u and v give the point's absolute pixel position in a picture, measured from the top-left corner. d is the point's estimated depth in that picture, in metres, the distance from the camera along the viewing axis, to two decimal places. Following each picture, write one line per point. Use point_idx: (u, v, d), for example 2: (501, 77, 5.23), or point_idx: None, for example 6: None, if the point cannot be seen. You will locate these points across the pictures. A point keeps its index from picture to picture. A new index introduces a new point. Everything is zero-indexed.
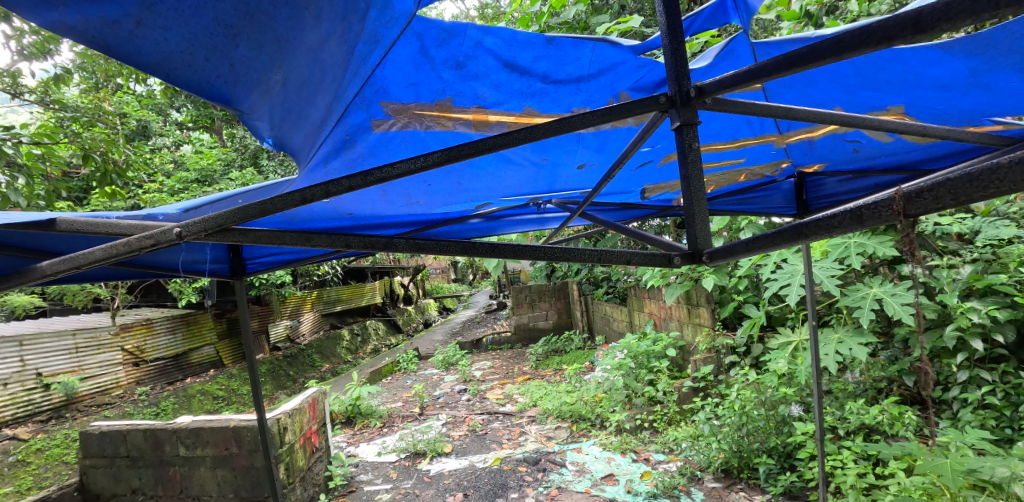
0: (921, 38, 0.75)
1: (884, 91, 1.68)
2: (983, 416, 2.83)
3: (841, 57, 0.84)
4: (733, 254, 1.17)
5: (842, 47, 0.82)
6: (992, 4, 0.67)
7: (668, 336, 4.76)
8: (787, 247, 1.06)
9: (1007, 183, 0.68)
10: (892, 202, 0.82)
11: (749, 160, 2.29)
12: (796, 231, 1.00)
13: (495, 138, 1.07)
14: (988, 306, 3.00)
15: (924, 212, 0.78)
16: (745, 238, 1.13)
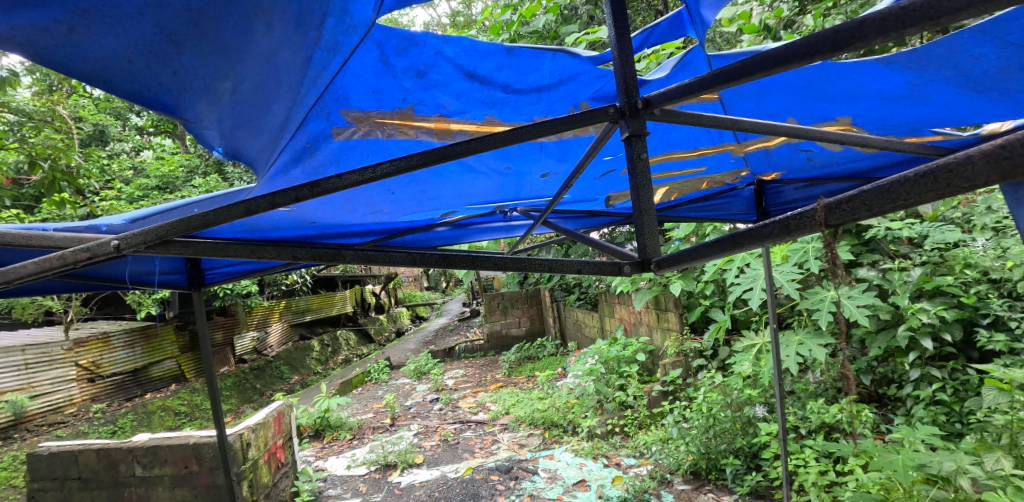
0: (839, 53, 0.79)
1: (832, 103, 1.76)
2: (934, 412, 2.96)
3: (771, 72, 0.88)
4: (679, 263, 1.18)
5: (771, 64, 0.87)
6: (900, 24, 0.72)
7: (638, 341, 4.83)
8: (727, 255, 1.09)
9: (916, 194, 0.71)
10: (813, 212, 0.86)
11: (710, 169, 2.36)
12: (733, 241, 1.03)
13: (445, 148, 1.06)
14: (937, 307, 3.14)
15: (839, 224, 0.82)
16: (688, 249, 1.14)
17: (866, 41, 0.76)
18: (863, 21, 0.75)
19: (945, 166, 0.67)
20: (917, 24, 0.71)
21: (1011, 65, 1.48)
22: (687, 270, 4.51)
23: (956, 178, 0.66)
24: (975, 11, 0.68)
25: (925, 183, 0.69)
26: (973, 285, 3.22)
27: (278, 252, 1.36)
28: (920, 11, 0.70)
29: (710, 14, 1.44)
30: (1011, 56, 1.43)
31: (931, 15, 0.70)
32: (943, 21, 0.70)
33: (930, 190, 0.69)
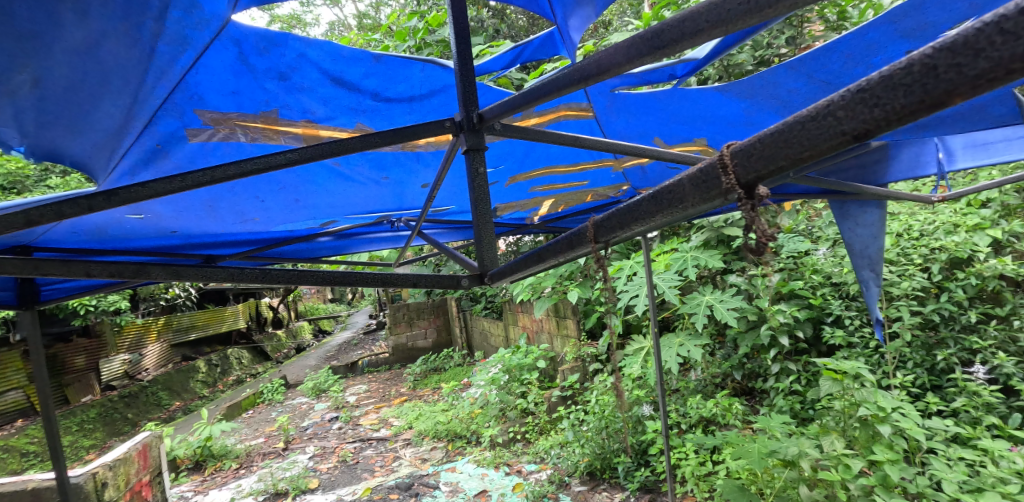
0: (603, 77, 0.89)
1: (688, 125, 1.93)
2: (792, 402, 3.33)
3: (562, 92, 0.97)
4: (506, 275, 1.28)
5: (560, 85, 0.96)
6: (638, 53, 0.81)
7: (539, 348, 4.96)
8: (539, 267, 1.18)
9: (647, 214, 0.78)
10: (588, 230, 0.95)
11: (592, 182, 2.49)
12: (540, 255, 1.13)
13: (268, 158, 0.97)
14: (791, 308, 3.56)
15: (609, 241, 0.92)
16: (512, 262, 1.24)
17: (619, 67, 0.85)
18: (615, 49, 0.84)
19: (669, 189, 0.72)
20: (651, 51, 0.80)
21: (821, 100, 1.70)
22: (584, 278, 4.74)
23: (668, 201, 0.73)
24: (692, 41, 0.76)
25: (653, 206, 0.75)
26: (819, 288, 3.71)
27: (69, 270, 1.26)
28: (649, 40, 0.78)
29: (575, 35, 1.51)
30: (818, 91, 1.61)
31: (657, 46, 0.78)
32: (671, 49, 0.78)
33: (656, 210, 0.76)
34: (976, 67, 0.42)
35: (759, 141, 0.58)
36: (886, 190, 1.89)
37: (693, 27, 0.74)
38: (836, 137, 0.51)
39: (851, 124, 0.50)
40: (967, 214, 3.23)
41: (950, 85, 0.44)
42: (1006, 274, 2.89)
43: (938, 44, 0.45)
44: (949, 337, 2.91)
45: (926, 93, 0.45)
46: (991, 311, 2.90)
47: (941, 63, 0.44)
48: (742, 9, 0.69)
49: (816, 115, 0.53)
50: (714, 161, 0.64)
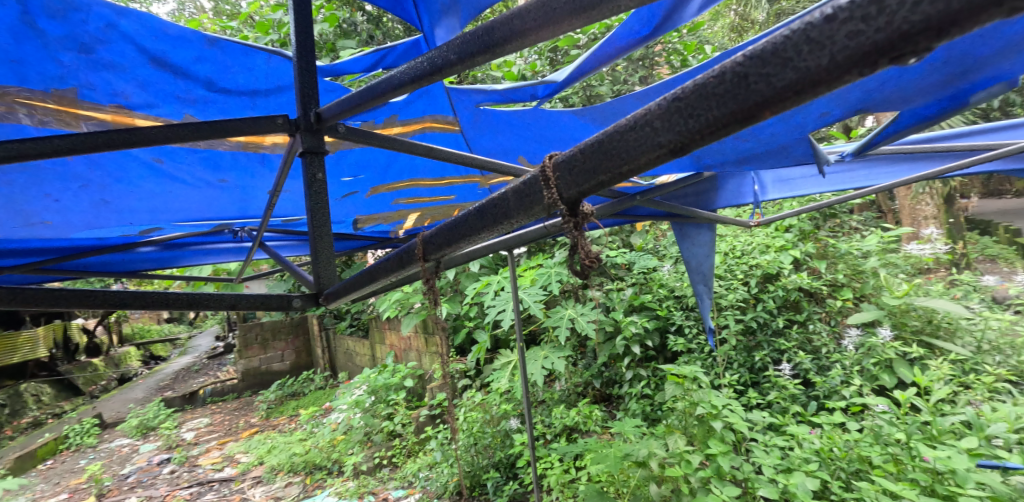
0: (437, 77, 0.87)
1: (550, 146, 1.98)
2: (643, 406, 3.61)
3: (396, 93, 0.94)
4: (340, 296, 1.17)
5: (394, 84, 0.93)
6: (470, 51, 0.80)
7: (407, 366, 4.82)
8: (370, 288, 1.10)
9: (478, 228, 0.75)
10: (416, 247, 0.93)
11: (459, 197, 2.50)
12: (371, 273, 1.06)
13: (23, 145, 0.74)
14: (642, 319, 3.93)
15: (439, 258, 0.90)
16: (344, 280, 1.14)
17: (451, 67, 0.84)
18: (448, 46, 0.82)
19: (496, 202, 0.71)
20: (483, 51, 0.80)
21: None
22: (453, 294, 4.74)
23: (496, 213, 0.71)
24: (519, 41, 0.77)
25: (482, 220, 0.74)
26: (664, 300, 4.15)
27: None
28: (480, 39, 0.78)
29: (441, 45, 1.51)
30: None
31: (487, 45, 0.79)
32: (501, 49, 0.79)
33: (486, 224, 0.74)
34: (780, 79, 0.39)
35: (579, 153, 0.57)
36: (716, 214, 2.15)
37: (520, 26, 0.74)
38: (654, 150, 0.49)
39: (667, 137, 0.48)
40: (775, 237, 3.86)
41: (759, 97, 0.40)
42: (803, 287, 3.50)
43: (745, 51, 0.41)
44: (764, 340, 3.43)
45: (737, 104, 0.41)
46: (792, 317, 3.47)
47: (752, 72, 0.40)
48: (563, 13, 0.71)
49: (635, 125, 0.51)
50: (538, 173, 0.63)
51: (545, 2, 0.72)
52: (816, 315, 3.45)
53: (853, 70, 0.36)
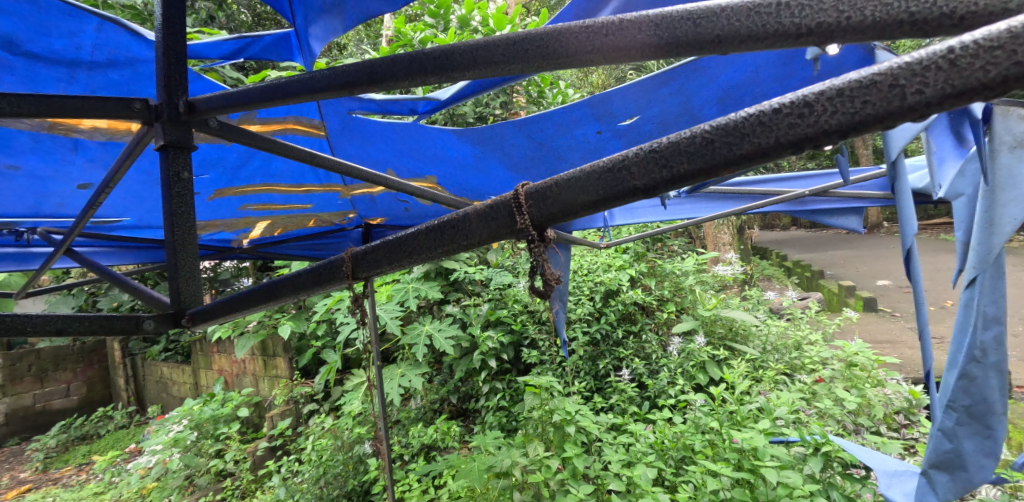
0: (374, 90, 0.72)
1: (423, 161, 1.88)
2: (500, 417, 3.70)
3: (314, 96, 0.79)
4: (213, 317, 1.00)
5: (313, 86, 0.77)
6: (422, 68, 0.67)
7: (241, 394, 4.30)
8: (265, 309, 0.98)
9: (426, 250, 0.72)
10: (345, 264, 0.84)
11: (316, 207, 2.38)
12: (271, 292, 0.94)
13: None
14: (497, 334, 4.04)
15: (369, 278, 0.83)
16: (224, 299, 0.98)
17: (396, 81, 0.70)
18: (393, 58, 0.69)
19: (453, 221, 0.68)
20: (434, 71, 0.67)
21: (536, 157, 1.79)
22: (298, 311, 4.37)
23: (450, 236, 0.69)
24: (481, 72, 0.65)
25: (433, 241, 0.71)
26: (519, 314, 4.30)
27: None
28: (434, 60, 0.66)
29: (317, 47, 1.40)
30: (535, 150, 1.72)
31: (443, 67, 0.66)
32: (456, 75, 0.66)
33: (438, 245, 0.71)
34: (740, 149, 0.45)
35: (552, 186, 0.57)
36: (573, 235, 2.33)
37: (485, 58, 0.63)
38: (625, 192, 0.52)
39: (641, 181, 0.51)
40: (615, 257, 4.34)
41: (723, 161, 0.46)
42: (636, 301, 3.97)
43: (713, 121, 0.47)
44: (606, 349, 3.81)
45: (706, 165, 0.47)
46: (629, 328, 3.91)
47: (717, 139, 0.46)
48: (532, 55, 0.60)
49: (611, 166, 0.53)
50: (506, 199, 0.62)
51: (514, 38, 0.61)
52: (647, 325, 3.93)
53: (791, 153, 0.44)
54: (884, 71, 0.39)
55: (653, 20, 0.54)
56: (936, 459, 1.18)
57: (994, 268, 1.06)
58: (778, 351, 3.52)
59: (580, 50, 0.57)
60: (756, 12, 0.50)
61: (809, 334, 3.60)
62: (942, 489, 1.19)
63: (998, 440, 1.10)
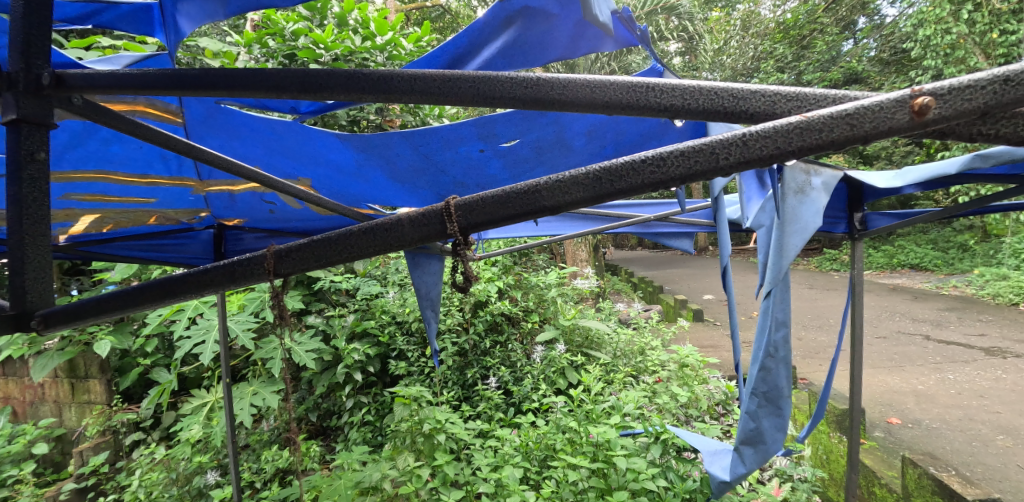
0: (307, 97, 0.81)
1: (298, 162, 1.79)
2: (364, 433, 3.58)
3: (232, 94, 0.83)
4: (82, 316, 0.98)
5: (234, 84, 0.82)
6: (359, 86, 0.79)
7: (37, 427, 3.57)
8: (154, 306, 1.01)
9: (353, 250, 0.85)
10: (265, 259, 0.90)
11: (161, 202, 2.12)
12: (163, 288, 0.98)
13: None
14: (364, 346, 3.90)
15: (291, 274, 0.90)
16: (100, 296, 0.99)
17: (331, 93, 0.80)
18: (331, 73, 0.79)
19: (387, 224, 0.82)
20: (374, 91, 0.80)
21: (418, 169, 1.82)
22: (122, 323, 3.75)
23: (379, 238, 0.83)
24: (417, 96, 0.81)
25: (365, 242, 0.84)
26: (387, 325, 4.16)
27: None
28: (374, 82, 0.79)
29: (187, 28, 1.27)
30: (418, 162, 1.75)
31: (384, 89, 0.79)
32: (395, 96, 0.80)
33: (369, 246, 0.84)
34: (620, 185, 0.71)
35: (480, 200, 0.76)
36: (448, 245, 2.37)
37: (423, 87, 0.79)
38: (540, 208, 0.74)
39: (551, 201, 0.73)
40: (484, 269, 4.48)
41: (609, 191, 0.71)
42: (503, 312, 4.15)
43: (603, 164, 0.71)
44: (473, 359, 3.95)
45: (597, 194, 0.71)
46: (496, 338, 4.07)
47: (605, 177, 0.71)
48: (465, 92, 0.79)
49: (529, 189, 0.74)
50: (437, 209, 0.79)
51: (452, 76, 0.78)
52: (513, 335, 4.13)
53: (650, 189, 0.70)
54: (707, 144, 0.67)
55: (562, 81, 0.77)
56: (745, 435, 1.47)
57: (781, 283, 1.40)
58: (626, 356, 3.96)
59: (505, 95, 0.78)
60: (633, 88, 0.76)
61: (651, 340, 4.11)
62: (748, 460, 1.46)
63: (785, 417, 1.42)
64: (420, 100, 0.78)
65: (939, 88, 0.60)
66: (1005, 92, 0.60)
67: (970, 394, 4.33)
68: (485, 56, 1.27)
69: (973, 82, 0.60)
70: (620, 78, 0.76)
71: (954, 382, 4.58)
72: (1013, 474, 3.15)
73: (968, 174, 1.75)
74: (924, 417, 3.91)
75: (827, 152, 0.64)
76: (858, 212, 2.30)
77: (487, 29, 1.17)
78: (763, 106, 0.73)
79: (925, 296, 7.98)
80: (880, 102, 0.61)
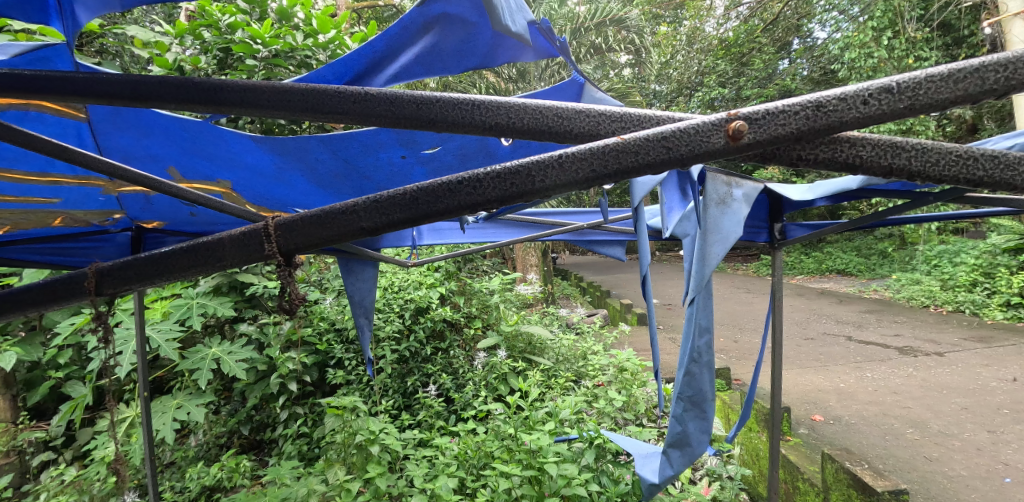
0: (139, 104, 0.80)
1: (216, 164, 1.66)
2: (298, 445, 3.41)
3: (64, 98, 0.80)
4: None
5: (67, 86, 0.80)
6: (189, 96, 0.79)
7: None
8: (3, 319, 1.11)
9: (178, 267, 0.90)
10: (87, 279, 0.97)
11: (66, 203, 1.93)
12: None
13: None
14: (299, 355, 3.72)
15: (115, 293, 0.98)
16: None
17: (162, 101, 0.80)
18: (161, 81, 0.78)
19: (210, 243, 0.87)
20: (204, 101, 0.79)
21: (338, 173, 1.77)
22: (30, 333, 3.41)
23: (198, 256, 0.88)
24: (249, 108, 0.81)
25: (190, 260, 0.89)
26: (324, 333, 4.01)
27: None
28: (203, 92, 0.78)
29: (86, 18, 1.14)
30: (339, 167, 1.70)
31: (213, 100, 0.79)
32: (227, 107, 0.80)
33: (192, 264, 0.90)
34: (433, 207, 0.75)
35: (300, 220, 0.81)
36: (379, 252, 2.33)
37: (251, 99, 0.79)
38: (357, 230, 0.79)
39: (366, 223, 0.78)
40: (426, 275, 4.39)
41: (420, 213, 0.76)
42: (445, 318, 4.09)
43: (417, 185, 0.76)
44: (414, 366, 3.88)
45: (408, 216, 0.76)
46: (438, 345, 4.01)
47: (420, 199, 0.75)
48: (295, 105, 0.79)
49: (345, 211, 0.79)
50: (257, 229, 0.83)
51: (281, 90, 0.79)
52: (455, 342, 4.08)
53: (464, 212, 0.75)
54: (516, 169, 0.72)
55: (389, 98, 0.79)
56: (672, 439, 1.46)
57: (704, 290, 1.44)
58: (568, 360, 4.01)
59: (333, 111, 0.80)
60: (458, 106, 0.78)
61: (592, 345, 4.18)
62: (675, 464, 1.45)
63: (710, 421, 1.43)
64: (250, 113, 0.79)
65: (752, 114, 0.66)
66: (816, 118, 0.66)
67: (885, 391, 4.66)
68: (403, 61, 1.24)
69: (785, 107, 0.66)
70: (444, 96, 0.78)
71: (872, 380, 4.92)
72: (919, 465, 3.40)
73: (868, 190, 1.90)
74: (844, 413, 4.18)
75: (644, 171, 0.69)
76: (778, 222, 2.44)
77: (405, 34, 1.14)
78: (586, 126, 0.78)
79: (849, 299, 8.56)
80: (702, 124, 0.67)
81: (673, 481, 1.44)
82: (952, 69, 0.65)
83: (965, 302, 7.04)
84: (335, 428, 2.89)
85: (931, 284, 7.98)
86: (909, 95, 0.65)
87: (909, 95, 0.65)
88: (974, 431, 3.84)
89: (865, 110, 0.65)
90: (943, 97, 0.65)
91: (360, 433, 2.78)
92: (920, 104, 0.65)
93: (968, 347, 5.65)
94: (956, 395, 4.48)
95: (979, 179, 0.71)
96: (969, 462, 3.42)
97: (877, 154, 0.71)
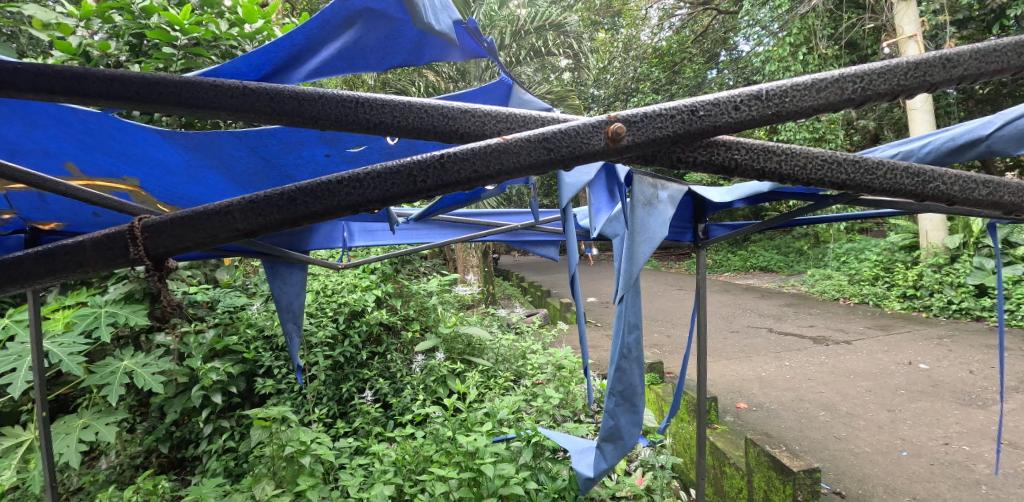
0: None
1: (120, 161, 1.51)
2: (224, 461, 3.17)
3: None
4: None
5: None
6: (50, 86, 0.73)
7: None
8: None
9: (37, 272, 0.83)
10: None
11: None
12: None
13: None
14: (224, 365, 3.48)
15: None
16: None
17: (16, 90, 0.73)
18: (16, 68, 0.72)
19: (70, 248, 0.81)
20: (67, 91, 0.74)
21: (258, 171, 1.69)
22: None
23: (59, 261, 0.82)
24: (119, 101, 0.76)
25: (49, 265, 0.82)
26: (252, 341, 3.79)
27: None
28: (65, 81, 0.73)
29: None
30: (258, 165, 1.62)
31: (79, 90, 0.73)
32: (94, 99, 0.75)
33: (53, 269, 0.83)
34: (313, 208, 0.75)
35: (169, 221, 0.77)
36: (307, 255, 2.23)
37: (119, 90, 0.74)
38: (231, 231, 0.76)
39: (243, 225, 0.76)
40: (362, 277, 4.26)
41: (301, 213, 0.75)
42: (382, 322, 3.99)
43: (298, 185, 0.75)
44: (350, 372, 3.76)
45: (288, 216, 0.75)
46: (374, 349, 3.92)
47: (299, 199, 0.74)
48: (166, 99, 0.75)
49: (219, 212, 0.76)
50: (123, 231, 0.78)
51: (152, 81, 0.74)
52: (392, 346, 4.01)
53: (348, 210, 0.75)
54: (404, 166, 0.74)
55: (270, 94, 0.77)
56: (606, 433, 1.50)
57: (632, 289, 1.47)
58: (507, 360, 4.05)
59: (211, 105, 0.76)
60: (342, 105, 0.78)
61: (532, 345, 4.24)
62: (608, 457, 1.49)
63: (641, 413, 1.47)
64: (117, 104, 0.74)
65: (632, 116, 0.72)
66: (691, 122, 0.73)
67: (800, 377, 5.06)
68: (323, 56, 1.19)
69: (661, 112, 0.72)
70: (326, 92, 0.77)
71: (789, 368, 5.33)
72: (830, 444, 3.72)
73: (780, 192, 2.03)
74: (766, 400, 4.49)
75: (529, 169, 0.74)
76: (701, 223, 2.57)
77: (326, 27, 1.10)
78: (475, 127, 0.80)
79: (770, 294, 9.21)
80: (584, 127, 0.72)
81: (608, 474, 1.48)
82: (815, 79, 0.74)
83: (869, 294, 7.77)
84: (266, 438, 2.74)
85: (840, 278, 8.75)
86: (775, 102, 0.74)
87: (775, 102, 0.74)
88: (876, 411, 4.24)
89: (736, 115, 0.73)
90: (805, 105, 0.75)
91: (292, 445, 2.64)
92: (785, 110, 0.74)
93: (870, 335, 6.24)
94: (861, 379, 4.94)
95: (841, 182, 0.81)
96: (871, 439, 3.78)
97: (750, 157, 0.80)
